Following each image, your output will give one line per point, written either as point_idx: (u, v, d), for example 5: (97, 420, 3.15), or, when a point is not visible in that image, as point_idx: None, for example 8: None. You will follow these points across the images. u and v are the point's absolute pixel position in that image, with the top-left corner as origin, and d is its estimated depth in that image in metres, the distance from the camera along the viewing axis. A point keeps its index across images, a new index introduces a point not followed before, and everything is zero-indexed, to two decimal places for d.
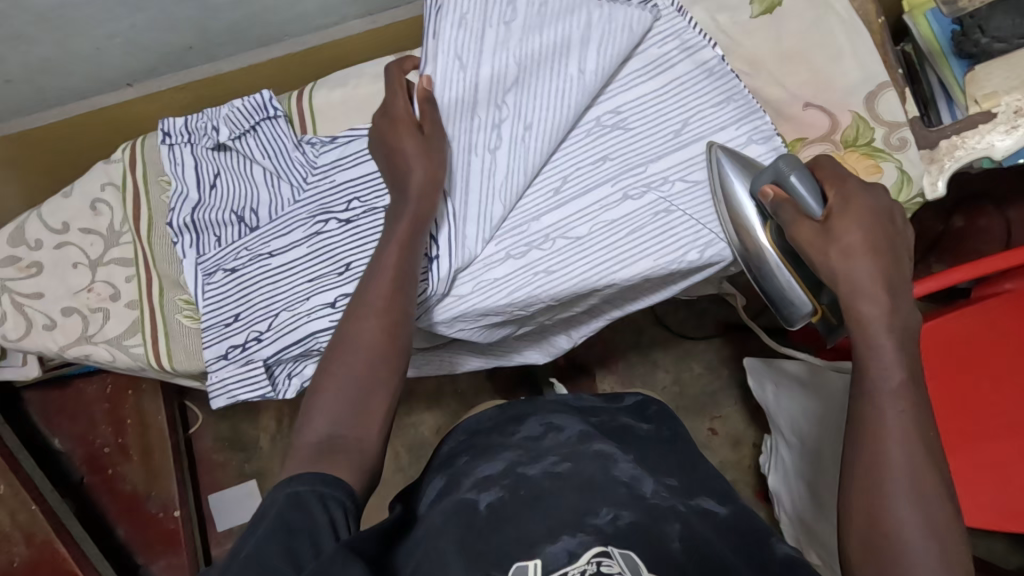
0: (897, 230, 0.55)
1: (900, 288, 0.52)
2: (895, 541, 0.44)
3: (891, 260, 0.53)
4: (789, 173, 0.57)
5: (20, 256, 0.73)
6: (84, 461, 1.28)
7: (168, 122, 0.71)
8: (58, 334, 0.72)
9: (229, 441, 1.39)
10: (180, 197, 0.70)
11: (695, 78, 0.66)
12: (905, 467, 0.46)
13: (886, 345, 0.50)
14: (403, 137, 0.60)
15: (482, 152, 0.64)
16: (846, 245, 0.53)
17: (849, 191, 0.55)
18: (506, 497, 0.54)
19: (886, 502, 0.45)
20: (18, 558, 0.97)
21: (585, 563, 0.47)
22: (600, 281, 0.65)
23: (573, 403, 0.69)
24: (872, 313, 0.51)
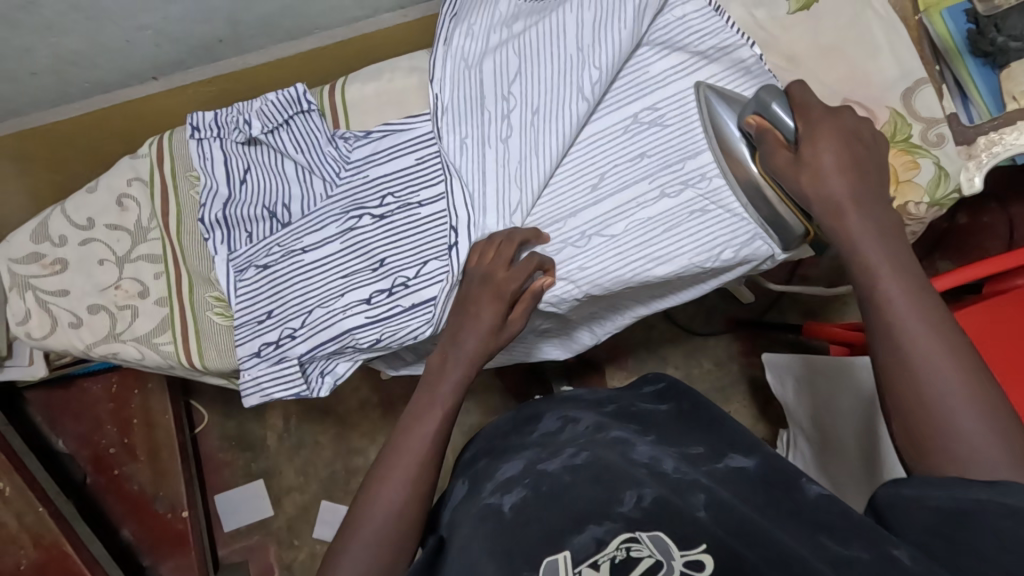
0: (873, 141, 0.55)
1: (875, 202, 0.53)
2: (949, 437, 0.45)
3: (869, 175, 0.53)
4: (769, 101, 0.57)
5: (44, 253, 0.72)
6: (90, 461, 1.26)
7: (197, 116, 0.70)
8: (84, 332, 0.70)
9: (236, 440, 1.37)
10: (210, 192, 0.69)
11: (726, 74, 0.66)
12: (941, 375, 0.46)
13: (868, 250, 0.50)
14: (484, 311, 0.60)
15: (524, 149, 0.64)
16: (819, 166, 0.53)
17: (821, 116, 0.55)
18: (530, 496, 0.49)
19: (925, 404, 0.46)
20: (26, 561, 0.95)
21: (614, 550, 0.43)
22: (634, 279, 0.65)
23: (580, 398, 0.63)
24: (828, 166, 0.53)
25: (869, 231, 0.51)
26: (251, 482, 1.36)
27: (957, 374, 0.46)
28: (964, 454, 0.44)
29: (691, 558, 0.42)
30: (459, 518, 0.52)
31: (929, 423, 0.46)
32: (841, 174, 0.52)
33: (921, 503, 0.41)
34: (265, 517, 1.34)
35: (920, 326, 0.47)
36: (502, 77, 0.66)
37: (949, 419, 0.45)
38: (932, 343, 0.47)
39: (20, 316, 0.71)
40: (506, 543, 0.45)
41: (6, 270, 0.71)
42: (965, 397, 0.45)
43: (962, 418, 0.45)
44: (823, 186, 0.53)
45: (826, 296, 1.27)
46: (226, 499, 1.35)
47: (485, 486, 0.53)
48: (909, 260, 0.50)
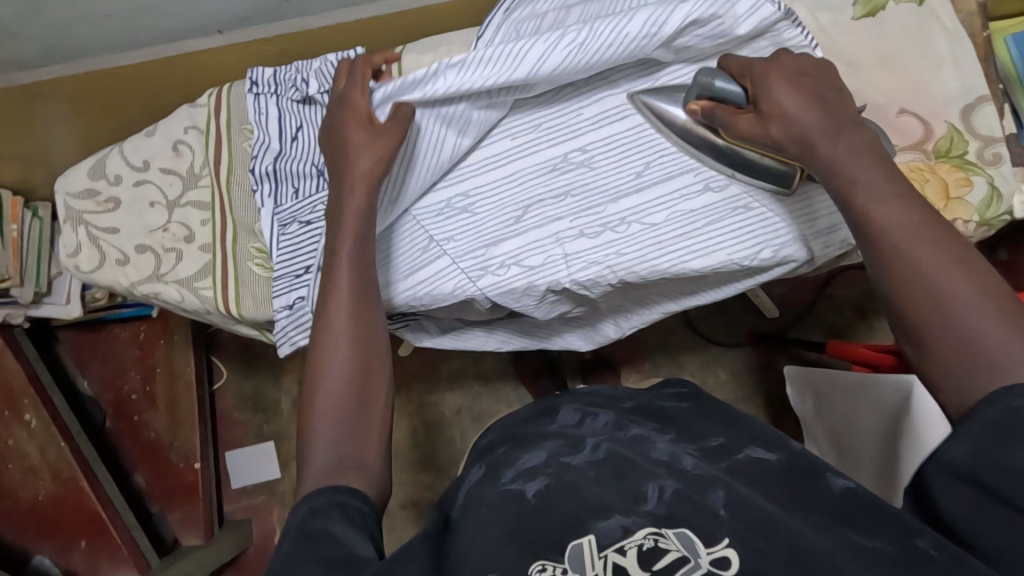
0: (822, 72, 0.58)
1: (845, 124, 0.55)
2: (971, 350, 0.43)
3: (832, 106, 0.56)
4: (709, 82, 0.60)
5: (99, 191, 0.74)
6: (111, 406, 1.32)
7: (257, 72, 0.72)
8: (130, 270, 0.73)
9: (251, 400, 1.40)
10: (262, 146, 0.71)
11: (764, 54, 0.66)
12: (949, 292, 0.45)
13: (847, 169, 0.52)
14: (353, 129, 0.63)
15: (501, 59, 0.63)
16: (778, 107, 0.56)
17: (761, 66, 0.59)
18: (553, 485, 0.49)
19: (946, 329, 0.45)
20: (44, 493, 1.13)
21: (642, 538, 0.43)
22: (672, 269, 0.66)
23: (601, 393, 0.65)
24: (792, 104, 0.55)
25: (848, 156, 0.52)
26: (261, 443, 1.38)
27: (967, 289, 0.45)
28: (997, 366, 0.42)
29: (717, 555, 0.42)
30: (472, 501, 0.51)
31: (963, 351, 0.44)
32: (803, 110, 0.55)
33: (952, 470, 0.41)
34: (271, 479, 1.38)
35: (912, 241, 0.47)
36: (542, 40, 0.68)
37: (968, 335, 0.44)
38: (931, 253, 0.46)
39: (72, 248, 0.73)
40: (527, 530, 0.45)
41: (62, 202, 0.74)
42: (980, 311, 0.44)
43: (979, 330, 0.43)
44: (796, 121, 0.55)
45: (852, 318, 1.25)
46: (236, 457, 1.39)
47: (504, 473, 0.53)
48: (892, 176, 0.51)
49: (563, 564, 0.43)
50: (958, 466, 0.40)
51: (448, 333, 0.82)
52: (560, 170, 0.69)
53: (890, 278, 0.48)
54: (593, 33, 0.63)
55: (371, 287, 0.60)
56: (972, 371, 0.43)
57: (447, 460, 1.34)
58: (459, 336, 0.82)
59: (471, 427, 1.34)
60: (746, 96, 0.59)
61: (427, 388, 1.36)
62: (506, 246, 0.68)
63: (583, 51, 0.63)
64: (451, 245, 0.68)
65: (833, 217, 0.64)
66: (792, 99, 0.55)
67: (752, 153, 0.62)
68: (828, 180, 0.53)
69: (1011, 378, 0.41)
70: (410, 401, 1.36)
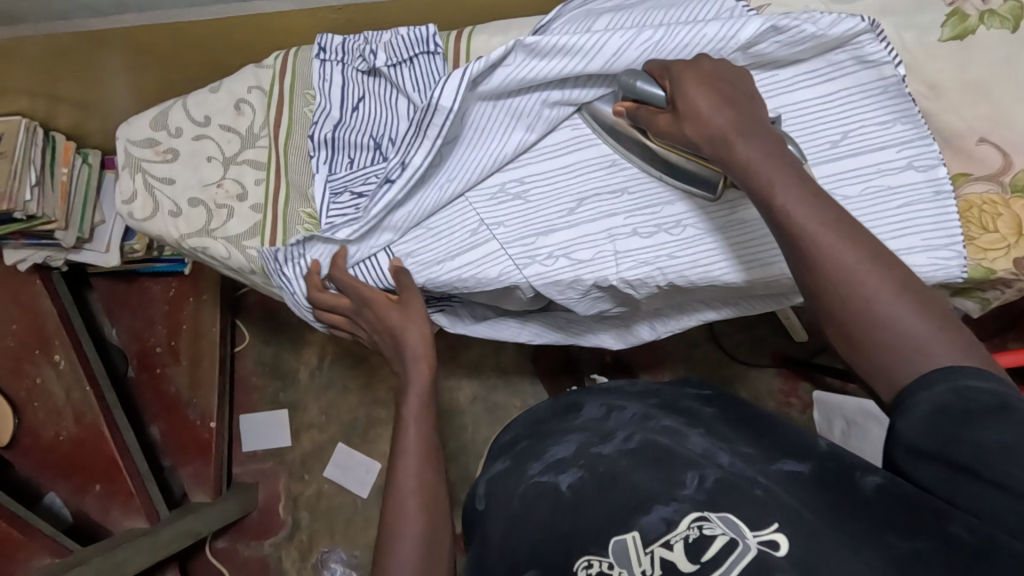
0: (733, 76, 0.58)
1: (758, 125, 0.55)
2: (899, 347, 0.46)
3: (742, 104, 0.56)
4: (630, 82, 0.60)
5: (159, 141, 0.76)
6: (135, 357, 1.35)
7: (326, 38, 0.73)
8: (181, 222, 0.74)
9: (270, 367, 1.42)
10: (323, 112, 0.71)
11: (845, 69, 0.64)
12: (863, 296, 0.47)
13: (763, 173, 0.52)
14: (386, 313, 0.67)
15: (577, 48, 0.62)
16: (695, 110, 0.56)
17: (679, 68, 0.57)
18: (586, 476, 0.53)
19: (869, 329, 0.47)
20: (65, 434, 1.15)
21: (686, 529, 0.45)
22: (720, 278, 0.65)
23: (622, 390, 0.68)
24: (705, 104, 0.55)
25: (761, 157, 0.53)
26: (276, 410, 1.40)
27: (884, 289, 0.47)
28: (918, 358, 0.45)
29: (765, 538, 0.43)
30: (506, 487, 0.58)
31: (890, 349, 0.46)
32: (716, 111, 0.55)
33: (917, 452, 0.43)
34: (281, 447, 1.39)
35: (829, 244, 0.49)
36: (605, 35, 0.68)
37: (892, 330, 0.46)
38: (849, 256, 0.48)
39: (128, 194, 0.75)
40: (562, 517, 0.51)
41: (123, 149, 0.76)
42: (898, 306, 0.47)
43: (895, 321, 0.46)
44: (707, 123, 0.55)
45: None
46: (250, 422, 1.40)
47: (534, 465, 0.58)
48: (802, 176, 0.52)
49: (608, 559, 0.46)
50: (924, 445, 0.42)
51: (483, 321, 0.81)
52: (619, 166, 0.68)
53: (813, 284, 0.49)
54: (669, 31, 0.62)
55: (433, 448, 0.66)
56: (905, 362, 0.45)
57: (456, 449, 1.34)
58: (495, 327, 0.81)
59: (483, 418, 1.34)
60: (666, 98, 0.59)
61: (445, 374, 1.37)
62: (557, 237, 0.68)
63: (658, 51, 0.62)
64: (500, 230, 0.68)
65: (903, 241, 0.63)
66: (706, 99, 0.55)
67: (677, 156, 0.62)
68: (748, 182, 0.53)
69: (932, 361, 0.45)
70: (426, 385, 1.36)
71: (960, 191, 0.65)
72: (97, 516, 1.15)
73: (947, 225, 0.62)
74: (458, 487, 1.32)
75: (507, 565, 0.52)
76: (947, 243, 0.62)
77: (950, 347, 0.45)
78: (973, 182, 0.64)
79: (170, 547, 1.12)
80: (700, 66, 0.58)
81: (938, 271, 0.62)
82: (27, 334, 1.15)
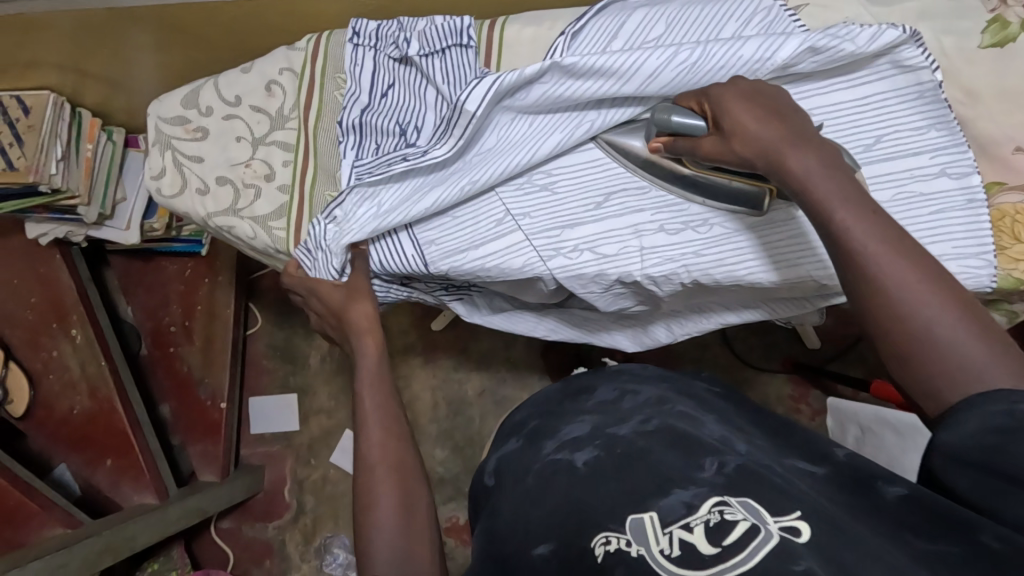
0: (776, 89, 0.59)
1: (807, 138, 0.56)
2: (945, 365, 0.46)
3: (788, 119, 0.57)
4: (665, 117, 0.61)
5: (190, 119, 0.77)
6: (150, 335, 1.36)
7: (360, 23, 0.73)
8: (208, 200, 0.75)
9: (281, 351, 1.43)
10: (353, 98, 0.71)
11: (883, 73, 0.64)
12: (907, 311, 0.47)
13: (814, 188, 0.53)
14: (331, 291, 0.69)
15: (614, 69, 0.62)
16: (740, 126, 0.57)
17: (720, 86, 0.59)
18: (602, 455, 0.55)
19: (915, 346, 0.47)
20: (80, 408, 1.16)
21: (707, 512, 0.45)
22: (746, 278, 0.65)
23: (633, 372, 0.70)
24: (749, 120, 0.56)
25: (812, 172, 0.53)
26: (285, 394, 1.41)
27: (932, 308, 0.47)
28: (966, 379, 0.45)
29: (786, 524, 0.42)
30: (517, 467, 0.61)
31: (934, 368, 0.46)
32: (761, 124, 0.56)
33: (959, 466, 0.43)
34: (289, 431, 1.40)
35: (884, 265, 0.48)
36: (640, 34, 0.69)
37: (943, 351, 0.46)
38: (910, 279, 0.48)
39: (157, 170, 0.76)
40: (575, 491, 0.52)
41: (154, 125, 0.77)
42: (954, 324, 0.46)
43: (945, 340, 0.46)
44: (756, 138, 0.56)
45: None
46: (259, 405, 1.41)
47: (547, 443, 0.61)
48: (855, 195, 0.52)
49: (626, 535, 0.46)
50: (964, 451, 0.42)
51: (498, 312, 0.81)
52: None
53: (859, 297, 0.50)
54: (705, 50, 0.62)
55: (395, 414, 0.67)
56: (954, 382, 0.45)
57: (463, 440, 1.35)
58: (512, 320, 0.81)
59: (490, 411, 1.34)
60: (704, 126, 0.60)
61: (455, 365, 1.37)
62: (583, 231, 0.68)
63: (693, 69, 0.62)
64: (526, 222, 0.68)
65: (934, 248, 0.62)
66: (751, 114, 0.56)
67: (720, 177, 0.63)
68: (800, 200, 0.54)
69: (984, 385, 0.44)
70: (438, 374, 1.37)
71: (993, 200, 0.67)
72: (107, 490, 1.17)
73: (979, 234, 0.62)
74: (464, 478, 1.33)
75: (520, 544, 0.52)
76: (978, 252, 0.62)
77: (1003, 371, 0.44)
78: (1007, 192, 0.66)
79: (179, 523, 1.13)
80: (744, 85, 0.59)
81: (968, 280, 0.62)
82: (45, 307, 1.16)
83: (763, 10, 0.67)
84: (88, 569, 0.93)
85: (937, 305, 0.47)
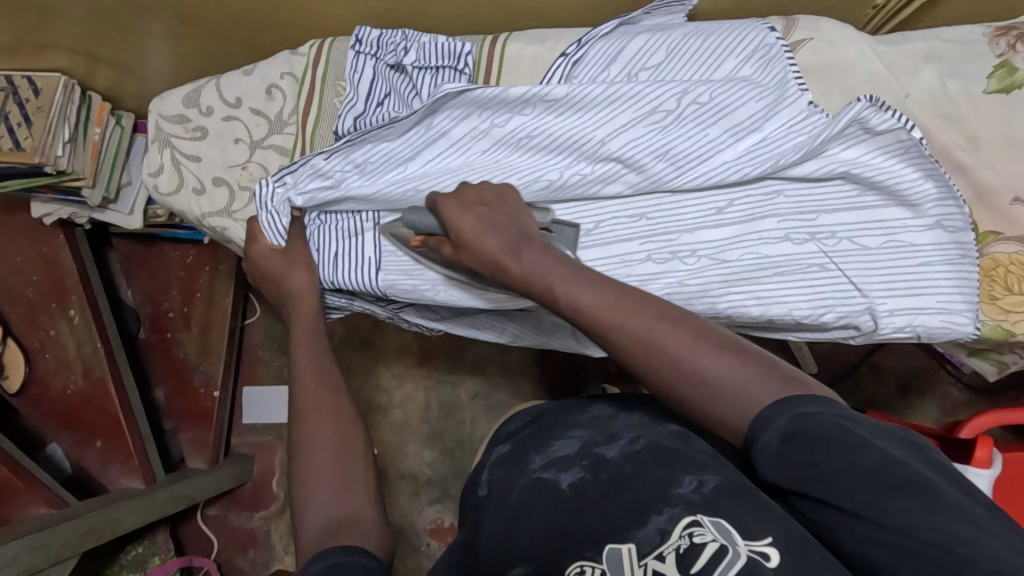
0: (495, 194, 0.63)
1: (521, 238, 0.60)
2: (722, 393, 0.48)
3: (502, 221, 0.61)
4: (414, 220, 0.66)
5: (190, 118, 0.78)
6: (148, 320, 1.37)
7: (363, 30, 0.72)
8: (203, 201, 0.76)
9: (277, 342, 1.43)
10: (349, 105, 0.71)
11: (854, 139, 0.61)
12: (673, 347, 0.50)
13: (545, 267, 0.57)
14: (273, 263, 0.69)
15: (590, 110, 0.65)
16: (461, 241, 0.61)
17: (443, 196, 0.63)
18: (588, 479, 0.55)
19: (687, 382, 0.50)
20: (73, 387, 1.17)
21: (678, 538, 0.47)
22: (726, 311, 0.65)
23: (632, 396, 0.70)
24: (469, 230, 0.61)
25: (531, 267, 0.57)
26: (279, 386, 1.42)
27: (684, 340, 0.51)
28: (739, 399, 0.47)
29: (756, 549, 0.44)
30: (500, 482, 0.60)
31: (714, 397, 0.48)
32: (482, 232, 0.60)
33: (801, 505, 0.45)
34: (281, 423, 1.41)
35: (622, 314, 0.53)
36: (639, 60, 0.68)
37: (709, 380, 0.49)
38: (646, 322, 0.52)
39: (155, 167, 0.77)
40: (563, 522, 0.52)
41: (155, 122, 0.78)
42: (694, 350, 0.50)
43: (708, 369, 0.49)
44: (480, 251, 0.60)
45: (892, 395, 1.16)
46: (254, 395, 1.42)
47: (536, 459, 0.60)
48: (578, 269, 0.56)
49: (601, 565, 0.48)
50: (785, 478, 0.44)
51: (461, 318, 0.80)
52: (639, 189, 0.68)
53: (623, 354, 0.53)
54: (679, 119, 0.64)
55: (327, 366, 0.67)
56: (732, 407, 0.47)
57: (453, 443, 1.35)
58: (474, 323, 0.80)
59: (482, 415, 1.34)
60: (439, 225, 0.65)
61: (451, 367, 1.37)
62: None
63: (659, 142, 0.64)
64: None
65: (918, 300, 0.63)
66: (468, 225, 0.60)
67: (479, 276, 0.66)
68: (537, 296, 0.57)
69: (754, 401, 0.46)
70: (432, 376, 1.37)
71: (988, 248, 0.68)
72: (96, 472, 1.18)
73: (966, 290, 0.62)
74: (451, 481, 1.34)
75: (500, 555, 0.53)
76: (963, 308, 0.62)
77: (765, 384, 0.47)
78: (1002, 242, 0.68)
79: (164, 509, 1.14)
80: (462, 193, 0.64)
81: (948, 334, 0.63)
82: (45, 286, 1.17)
83: (765, 47, 0.65)
84: (70, 552, 0.94)
85: (681, 337, 0.51)
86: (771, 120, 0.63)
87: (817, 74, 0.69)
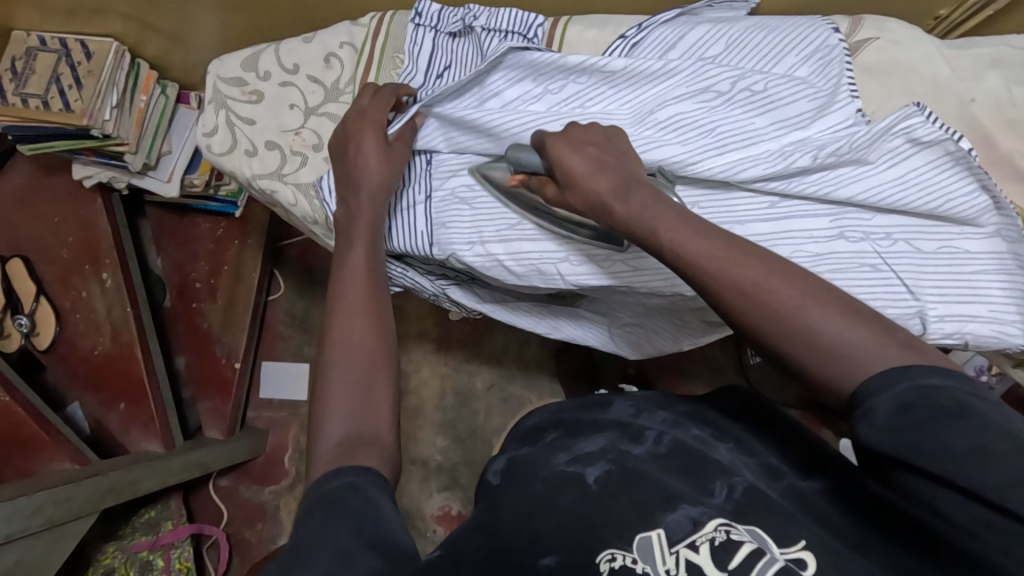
0: (603, 140, 0.61)
1: (633, 179, 0.57)
2: (835, 352, 0.44)
3: (611, 163, 0.59)
4: (517, 155, 0.66)
5: (247, 81, 0.79)
6: (174, 288, 1.38)
7: (423, 3, 0.74)
8: (255, 163, 0.77)
9: (298, 320, 1.45)
10: (408, 77, 0.74)
11: (899, 153, 0.63)
12: (776, 297, 0.46)
13: (655, 215, 0.53)
14: (368, 138, 0.66)
15: (644, 85, 0.68)
16: (572, 182, 0.59)
17: (552, 139, 0.62)
18: (613, 471, 0.54)
19: (794, 336, 0.46)
20: (100, 348, 1.19)
21: (712, 531, 0.46)
22: None
23: (657, 395, 0.70)
24: (577, 168, 0.58)
25: (643, 210, 0.54)
26: (298, 363, 1.43)
27: (784, 287, 0.47)
28: (856, 362, 0.44)
29: (792, 555, 0.43)
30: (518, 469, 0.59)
31: (828, 356, 0.45)
32: (592, 174, 0.58)
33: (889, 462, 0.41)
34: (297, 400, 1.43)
35: (705, 253, 0.49)
36: (699, 49, 0.69)
37: (820, 336, 0.45)
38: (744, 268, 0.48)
39: (210, 127, 0.78)
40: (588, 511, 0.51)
41: (213, 84, 0.79)
42: (806, 306, 0.46)
43: (819, 325, 0.45)
44: (591, 192, 0.57)
45: None
46: (273, 370, 1.43)
47: (562, 454, 0.59)
48: (686, 217, 0.53)
49: (632, 554, 0.46)
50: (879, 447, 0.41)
51: (503, 304, 0.81)
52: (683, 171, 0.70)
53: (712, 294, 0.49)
54: (727, 102, 0.66)
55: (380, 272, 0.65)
56: (844, 372, 0.44)
57: (465, 433, 1.35)
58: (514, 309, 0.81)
59: (497, 407, 1.35)
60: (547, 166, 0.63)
61: (469, 356, 1.38)
62: None
63: (702, 123, 0.66)
64: None
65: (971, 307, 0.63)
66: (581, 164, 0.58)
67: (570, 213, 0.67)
68: (641, 241, 0.54)
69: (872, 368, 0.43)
70: (449, 364, 1.37)
71: None
72: (116, 435, 1.18)
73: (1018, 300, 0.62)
74: (462, 469, 1.34)
75: (523, 545, 0.49)
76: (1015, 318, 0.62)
77: (881, 345, 0.44)
78: None
79: (179, 475, 1.15)
80: (573, 133, 0.62)
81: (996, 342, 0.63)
82: (79, 249, 1.20)
83: (826, 47, 0.67)
84: (92, 505, 0.96)
85: (787, 290, 0.47)
86: (817, 122, 0.65)
87: (879, 75, 0.70)
